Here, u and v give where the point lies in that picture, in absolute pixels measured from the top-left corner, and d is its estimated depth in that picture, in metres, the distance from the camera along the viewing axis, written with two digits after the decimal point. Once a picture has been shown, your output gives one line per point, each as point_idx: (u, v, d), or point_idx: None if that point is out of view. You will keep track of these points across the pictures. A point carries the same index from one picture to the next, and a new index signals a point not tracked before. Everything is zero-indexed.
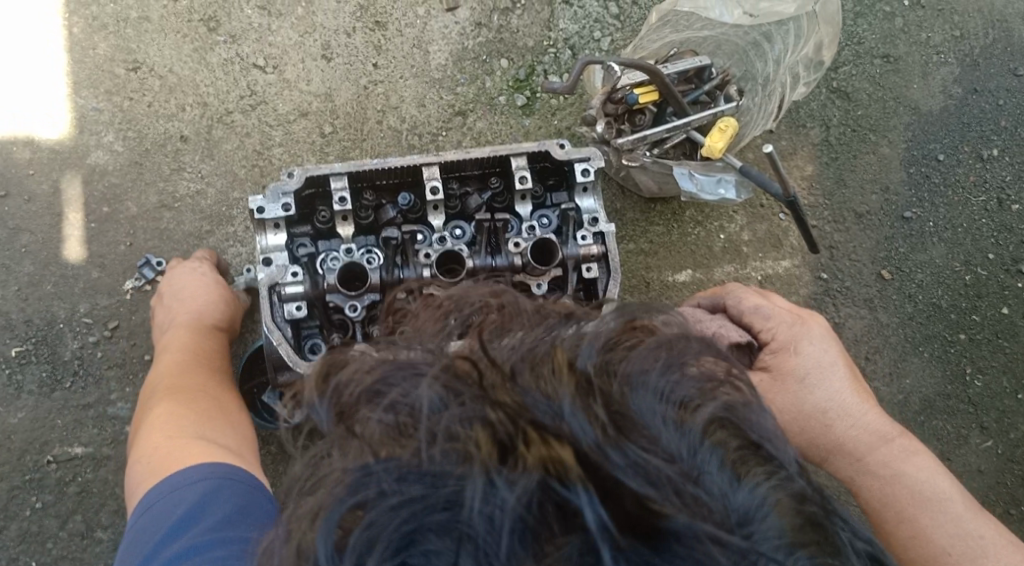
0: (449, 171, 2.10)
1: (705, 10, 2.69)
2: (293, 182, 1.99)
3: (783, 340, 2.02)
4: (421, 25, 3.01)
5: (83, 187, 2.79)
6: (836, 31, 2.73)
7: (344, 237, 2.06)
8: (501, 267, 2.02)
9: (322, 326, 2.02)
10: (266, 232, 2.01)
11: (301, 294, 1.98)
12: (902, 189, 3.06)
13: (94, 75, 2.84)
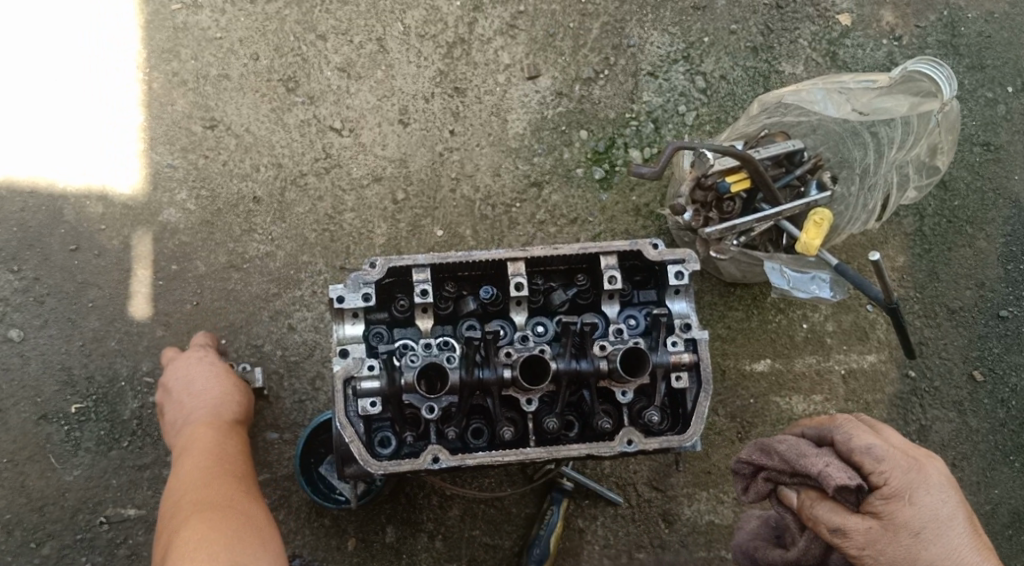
0: (535, 266, 1.99)
1: (808, 103, 2.59)
2: (375, 271, 1.88)
3: (897, 487, 1.93)
4: (501, 93, 2.97)
5: (153, 244, 2.77)
6: (955, 135, 2.54)
7: (422, 329, 1.95)
8: (586, 372, 1.87)
9: (395, 422, 1.89)
10: (342, 321, 1.90)
11: (376, 390, 1.84)
12: (998, 286, 3.01)
13: (171, 131, 2.84)
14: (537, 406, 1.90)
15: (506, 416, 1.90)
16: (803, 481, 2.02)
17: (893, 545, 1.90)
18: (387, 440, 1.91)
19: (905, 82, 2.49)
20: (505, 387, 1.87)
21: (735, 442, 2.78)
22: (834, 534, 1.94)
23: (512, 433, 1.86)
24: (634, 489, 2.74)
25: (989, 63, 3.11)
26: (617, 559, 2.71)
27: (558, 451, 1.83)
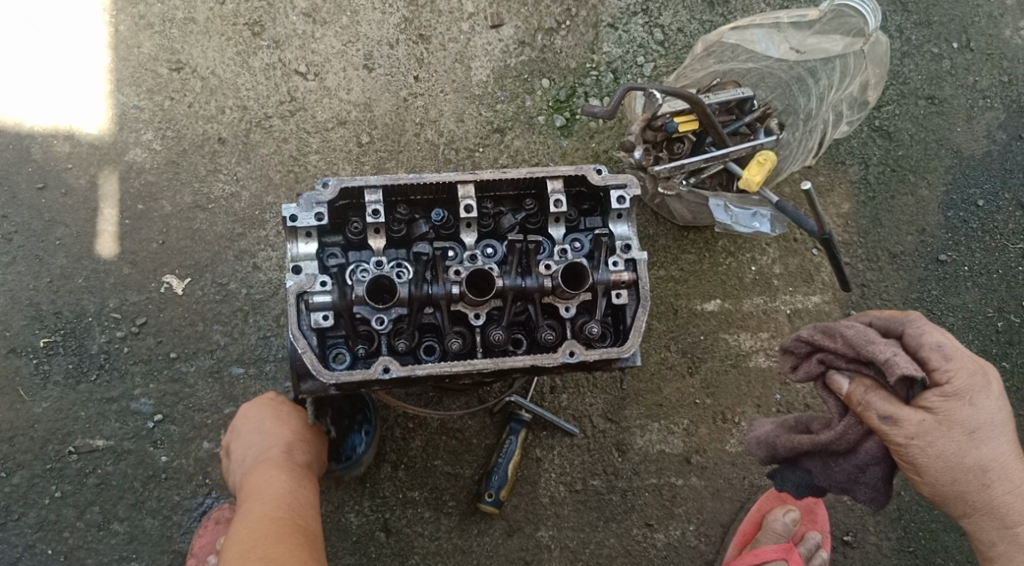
0: (484, 191, 2.11)
1: (751, 43, 2.70)
2: (328, 192, 1.99)
3: (959, 387, 2.12)
4: (465, 41, 3.02)
5: (120, 183, 2.81)
6: (884, 73, 2.68)
7: (375, 250, 2.06)
8: (531, 288, 2.02)
9: (348, 336, 2.02)
10: (296, 240, 2.01)
11: (329, 304, 1.97)
12: (939, 232, 3.16)
13: (137, 73, 2.86)
14: (484, 321, 2.04)
15: (453, 329, 2.04)
16: (860, 370, 2.20)
17: (942, 437, 2.12)
18: (341, 354, 2.04)
19: (835, 18, 2.64)
20: (454, 302, 2.02)
21: (686, 376, 2.92)
22: (885, 422, 2.14)
23: (460, 344, 2.00)
24: (589, 420, 2.88)
25: (937, 19, 3.21)
26: (572, 485, 2.84)
27: (502, 362, 1.96)
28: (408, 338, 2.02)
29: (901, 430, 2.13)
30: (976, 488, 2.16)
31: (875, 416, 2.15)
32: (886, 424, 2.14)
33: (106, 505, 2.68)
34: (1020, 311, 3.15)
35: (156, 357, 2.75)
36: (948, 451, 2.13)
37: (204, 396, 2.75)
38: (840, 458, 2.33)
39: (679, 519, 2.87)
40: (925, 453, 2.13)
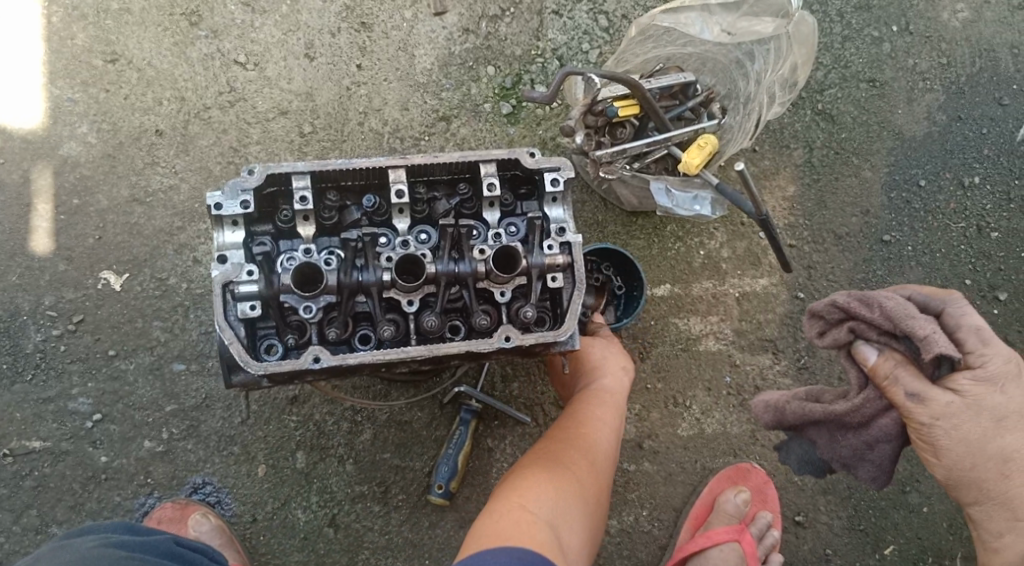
0: (416, 176, 2.08)
1: (686, 26, 2.70)
2: (253, 179, 1.93)
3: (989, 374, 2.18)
4: (408, 29, 2.96)
5: (54, 178, 2.74)
6: (813, 52, 2.71)
7: (304, 237, 2.00)
8: (464, 274, 1.99)
9: (278, 327, 1.97)
10: (222, 228, 1.94)
11: (256, 293, 1.91)
12: (882, 213, 3.20)
13: (70, 65, 2.78)
14: (418, 307, 2.01)
15: (387, 317, 2.00)
16: (890, 347, 2.24)
17: (966, 424, 2.20)
18: (272, 344, 1.99)
19: (765, 1, 2.66)
20: (386, 289, 1.98)
21: (637, 361, 2.92)
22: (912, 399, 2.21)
23: (392, 332, 1.97)
24: (541, 409, 2.84)
25: (875, 4, 3.24)
26: None
27: (435, 348, 1.93)
28: (339, 326, 1.97)
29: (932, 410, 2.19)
30: (988, 470, 2.25)
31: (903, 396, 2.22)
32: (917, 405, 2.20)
33: (43, 508, 2.61)
34: (963, 289, 3.21)
35: (94, 356, 2.68)
36: (970, 436, 2.21)
37: (144, 394, 2.68)
38: (850, 432, 2.45)
39: (632, 504, 2.88)
40: (946, 433, 2.22)
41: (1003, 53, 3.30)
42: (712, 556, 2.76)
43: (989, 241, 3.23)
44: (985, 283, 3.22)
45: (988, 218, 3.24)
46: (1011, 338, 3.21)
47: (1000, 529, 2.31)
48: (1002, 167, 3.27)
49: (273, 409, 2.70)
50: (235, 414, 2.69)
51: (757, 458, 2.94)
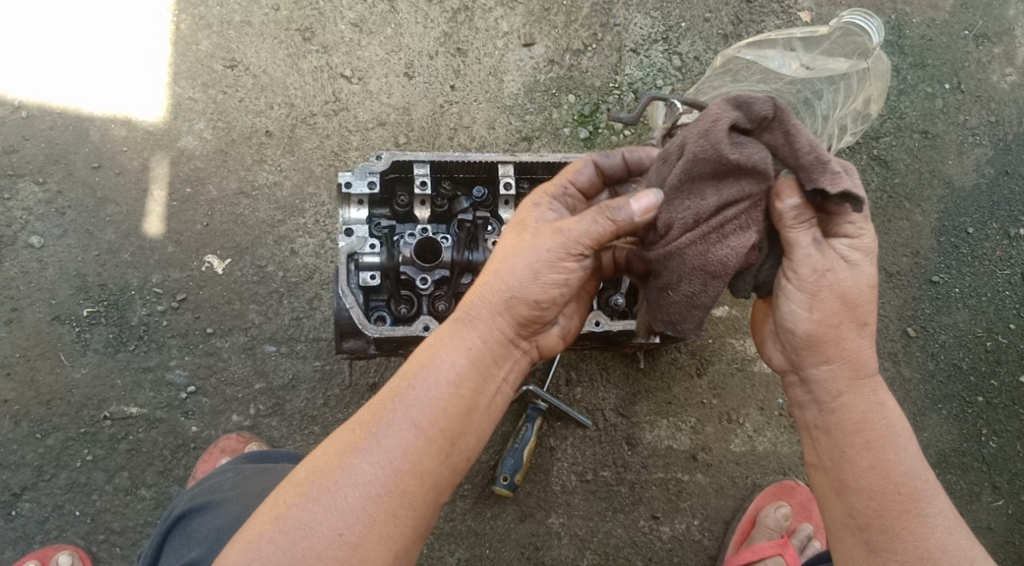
0: (521, 172, 2.31)
1: (765, 59, 2.91)
2: (381, 163, 2.19)
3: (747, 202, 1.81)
4: (499, 56, 3.18)
5: (170, 167, 2.99)
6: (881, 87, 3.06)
7: (420, 219, 2.27)
8: None
9: (392, 296, 2.23)
10: (349, 206, 2.22)
11: (377, 265, 2.20)
12: (932, 255, 3.27)
13: (193, 68, 3.05)
14: None
15: None
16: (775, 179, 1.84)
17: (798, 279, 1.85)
18: (384, 312, 2.25)
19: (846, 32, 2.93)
20: None
21: (694, 376, 3.02)
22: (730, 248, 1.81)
23: None
24: (601, 413, 2.98)
25: (930, 62, 3.36)
26: (583, 475, 2.94)
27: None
28: (447, 299, 2.25)
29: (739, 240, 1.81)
30: (858, 396, 1.89)
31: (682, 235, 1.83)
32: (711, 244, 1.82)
33: (135, 470, 2.81)
34: (1008, 332, 3.24)
35: (192, 332, 2.90)
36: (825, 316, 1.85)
37: (236, 370, 2.88)
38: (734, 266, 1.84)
39: (684, 513, 2.96)
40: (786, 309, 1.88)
41: None
42: None
43: None
44: None
45: None
46: None
47: (847, 484, 1.86)
48: None
49: (353, 394, 2.88)
50: (318, 396, 2.88)
51: (803, 479, 3.02)
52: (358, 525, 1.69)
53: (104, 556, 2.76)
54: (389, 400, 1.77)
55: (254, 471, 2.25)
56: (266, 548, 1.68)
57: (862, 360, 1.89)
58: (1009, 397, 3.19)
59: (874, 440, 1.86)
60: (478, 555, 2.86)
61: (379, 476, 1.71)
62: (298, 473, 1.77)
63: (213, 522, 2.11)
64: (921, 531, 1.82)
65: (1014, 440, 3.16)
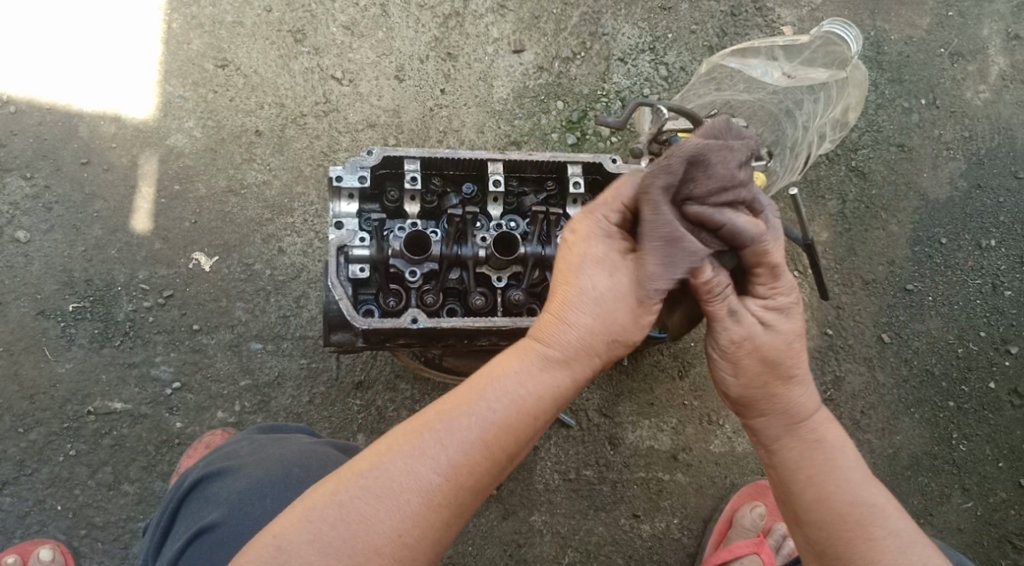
0: (510, 171, 2.38)
1: (749, 68, 3.05)
2: (372, 159, 2.25)
3: (783, 306, 1.89)
4: (489, 62, 3.24)
5: (159, 164, 3.01)
6: (861, 95, 3.11)
7: (410, 215, 2.33)
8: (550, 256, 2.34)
9: (381, 289, 2.28)
10: (339, 200, 2.26)
11: (366, 257, 2.25)
12: (907, 264, 3.35)
13: (184, 67, 3.08)
14: (505, 284, 2.35)
15: (478, 289, 2.33)
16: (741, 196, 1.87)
17: (753, 363, 1.89)
18: (373, 305, 2.30)
19: (824, 44, 2.98)
20: (480, 264, 2.33)
21: (676, 378, 3.07)
22: (729, 317, 1.87)
23: (482, 301, 2.30)
24: (584, 414, 3.03)
25: (907, 78, 3.45)
26: (566, 474, 2.98)
27: (519, 320, 2.24)
28: (435, 292, 2.31)
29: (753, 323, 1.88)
30: (812, 424, 1.91)
31: (706, 276, 1.82)
32: (716, 297, 1.85)
33: (118, 466, 2.81)
34: (978, 340, 3.31)
35: (178, 329, 2.91)
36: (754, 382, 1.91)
37: (222, 367, 2.90)
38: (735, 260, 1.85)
39: (664, 512, 3.01)
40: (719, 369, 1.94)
41: (1020, 132, 3.47)
42: None
43: (1004, 298, 3.34)
44: (999, 336, 3.32)
45: (1003, 278, 3.36)
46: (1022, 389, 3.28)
47: (811, 502, 1.86)
48: (1019, 235, 3.39)
49: (339, 392, 2.90)
50: (303, 394, 2.90)
51: None
52: (414, 529, 1.70)
53: (86, 551, 2.76)
54: (466, 408, 1.76)
55: (269, 441, 2.32)
56: (324, 533, 1.69)
57: (796, 408, 1.92)
58: (979, 402, 3.27)
59: (814, 473, 1.86)
60: (460, 552, 2.89)
61: (440, 485, 1.71)
62: (364, 458, 1.76)
63: (234, 484, 2.12)
64: (876, 552, 1.81)
65: (984, 444, 3.24)
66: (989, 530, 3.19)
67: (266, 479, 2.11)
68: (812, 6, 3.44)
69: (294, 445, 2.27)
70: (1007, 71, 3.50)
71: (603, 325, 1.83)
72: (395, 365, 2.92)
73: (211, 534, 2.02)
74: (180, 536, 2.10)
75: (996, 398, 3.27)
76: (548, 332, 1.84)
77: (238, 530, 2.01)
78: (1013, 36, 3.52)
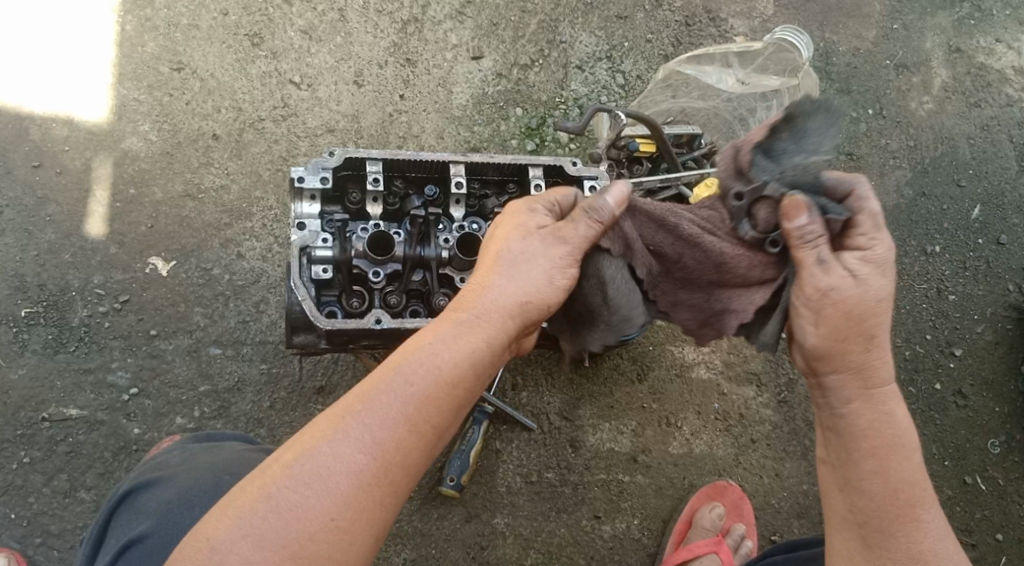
0: (472, 173, 2.41)
1: (705, 75, 3.09)
2: (334, 159, 2.27)
3: (880, 260, 1.87)
4: (448, 68, 3.26)
5: (114, 168, 2.96)
6: (813, 101, 3.22)
7: (372, 215, 2.35)
8: None
9: (344, 290, 2.29)
10: (301, 200, 2.27)
11: (330, 258, 2.27)
12: None
13: (139, 69, 3.04)
14: (468, 285, 2.37)
15: (441, 290, 2.35)
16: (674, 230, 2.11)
17: (839, 311, 1.85)
18: (335, 307, 2.30)
19: (777, 46, 3.11)
20: (443, 266, 2.34)
21: (635, 382, 3.13)
22: (817, 267, 1.87)
23: (446, 302, 2.32)
24: (546, 417, 3.06)
25: (855, 89, 3.58)
26: (528, 477, 3.01)
27: None
28: (398, 293, 2.32)
29: (843, 276, 1.86)
30: (871, 402, 1.89)
31: (798, 222, 1.87)
32: (805, 242, 1.87)
33: (73, 473, 2.75)
34: (925, 342, 3.42)
35: (135, 334, 2.87)
36: (835, 336, 1.87)
37: (180, 373, 2.86)
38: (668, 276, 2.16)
39: (625, 513, 3.05)
40: (802, 320, 1.90)
41: (961, 142, 3.61)
42: None
43: (948, 302, 3.47)
44: (943, 339, 3.44)
45: (947, 282, 3.48)
46: (965, 390, 3.41)
47: (849, 484, 1.88)
48: (961, 241, 3.53)
49: (300, 397, 2.88)
50: (263, 399, 2.87)
51: (737, 480, 3.14)
52: (348, 511, 1.67)
53: (40, 559, 2.70)
54: (381, 388, 1.74)
55: (200, 448, 2.27)
56: (258, 524, 1.64)
57: (873, 372, 1.89)
58: (926, 403, 3.38)
59: (881, 445, 1.86)
60: (424, 555, 2.89)
61: (370, 464, 1.69)
62: (290, 450, 1.71)
63: (162, 495, 2.08)
64: (913, 535, 1.85)
65: (930, 443, 3.35)
66: None
67: (193, 489, 2.08)
68: (763, 17, 3.55)
69: (226, 451, 2.24)
70: (949, 83, 3.64)
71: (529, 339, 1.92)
72: (356, 369, 2.92)
73: (138, 547, 1.98)
74: (109, 548, 2.04)
75: (941, 399, 3.39)
76: (464, 326, 1.85)
77: (168, 540, 1.98)
78: (954, 49, 3.66)
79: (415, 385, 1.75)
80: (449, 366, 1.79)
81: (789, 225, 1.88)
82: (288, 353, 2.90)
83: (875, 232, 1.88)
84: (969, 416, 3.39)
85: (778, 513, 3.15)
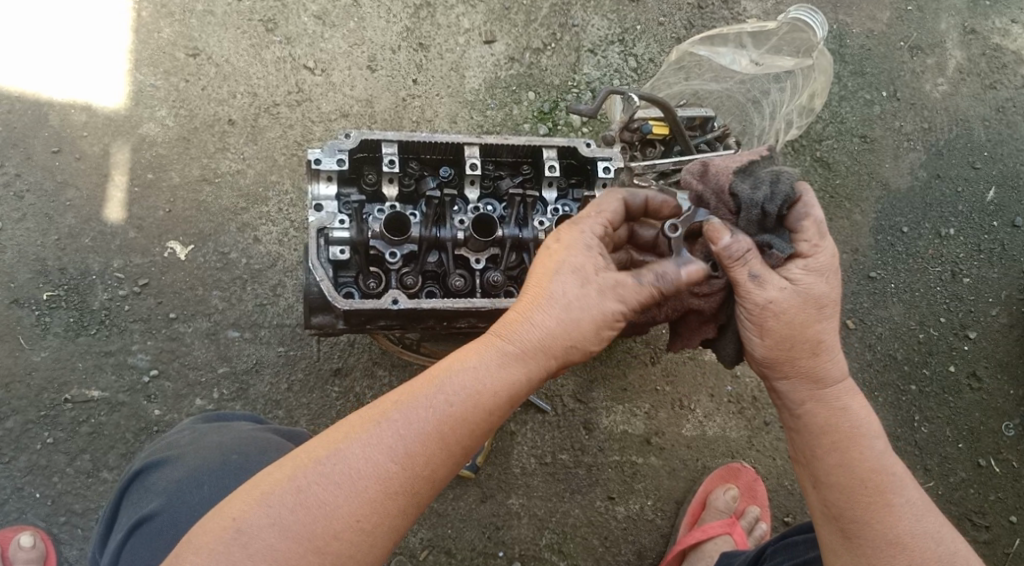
0: (487, 154, 2.43)
1: (717, 57, 3.10)
2: (349, 141, 2.29)
3: (822, 267, 1.95)
4: (460, 52, 3.26)
5: (132, 154, 2.99)
6: (826, 84, 3.25)
7: (388, 197, 2.37)
8: (528, 238, 2.39)
9: (361, 271, 2.32)
10: (318, 182, 2.30)
11: (346, 239, 2.29)
12: (869, 253, 3.44)
13: (155, 55, 3.06)
14: (483, 266, 2.39)
15: (457, 271, 2.38)
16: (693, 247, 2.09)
17: (780, 324, 1.93)
18: (352, 288, 2.33)
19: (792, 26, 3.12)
20: (458, 247, 2.37)
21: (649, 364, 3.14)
22: (752, 281, 1.92)
23: (462, 283, 2.35)
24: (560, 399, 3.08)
25: (868, 71, 3.56)
26: (543, 458, 3.03)
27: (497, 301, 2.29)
28: (414, 274, 2.35)
29: (782, 286, 1.93)
30: (822, 402, 1.96)
31: (723, 242, 1.92)
32: (734, 260, 1.92)
33: (96, 453, 2.80)
34: (938, 325, 3.42)
35: (154, 317, 2.91)
36: (782, 347, 1.95)
37: (199, 355, 2.90)
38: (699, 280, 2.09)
39: (638, 494, 3.07)
40: (751, 335, 1.98)
41: (976, 124, 3.59)
42: (708, 549, 2.89)
43: (962, 284, 3.46)
44: (957, 322, 3.43)
45: (962, 265, 3.48)
46: (979, 373, 3.41)
47: (820, 479, 1.92)
48: (975, 223, 3.52)
49: (317, 379, 2.91)
50: (281, 381, 2.90)
51: (750, 462, 3.16)
52: (373, 515, 1.73)
53: (65, 538, 2.75)
54: (413, 404, 1.79)
55: (206, 429, 2.31)
56: (285, 515, 1.70)
57: (822, 373, 1.96)
58: (940, 385, 3.38)
59: (840, 438, 1.92)
60: (440, 534, 2.93)
61: (399, 475, 1.76)
62: (321, 444, 1.78)
63: (172, 473, 2.12)
64: (888, 519, 1.86)
65: (943, 426, 3.35)
66: (951, 508, 3.29)
67: (202, 468, 2.11)
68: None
69: (232, 431, 2.27)
70: (964, 64, 3.62)
71: (579, 339, 1.89)
72: (372, 352, 2.95)
73: (149, 524, 2.02)
74: (123, 525, 2.09)
75: (955, 381, 3.39)
76: (505, 331, 1.89)
77: (175, 519, 2.01)
78: (969, 31, 3.64)
79: (443, 392, 1.81)
80: (472, 370, 1.85)
81: (716, 247, 1.93)
82: (305, 335, 2.94)
83: (820, 239, 1.96)
84: (983, 398, 3.39)
85: (790, 495, 3.17)
